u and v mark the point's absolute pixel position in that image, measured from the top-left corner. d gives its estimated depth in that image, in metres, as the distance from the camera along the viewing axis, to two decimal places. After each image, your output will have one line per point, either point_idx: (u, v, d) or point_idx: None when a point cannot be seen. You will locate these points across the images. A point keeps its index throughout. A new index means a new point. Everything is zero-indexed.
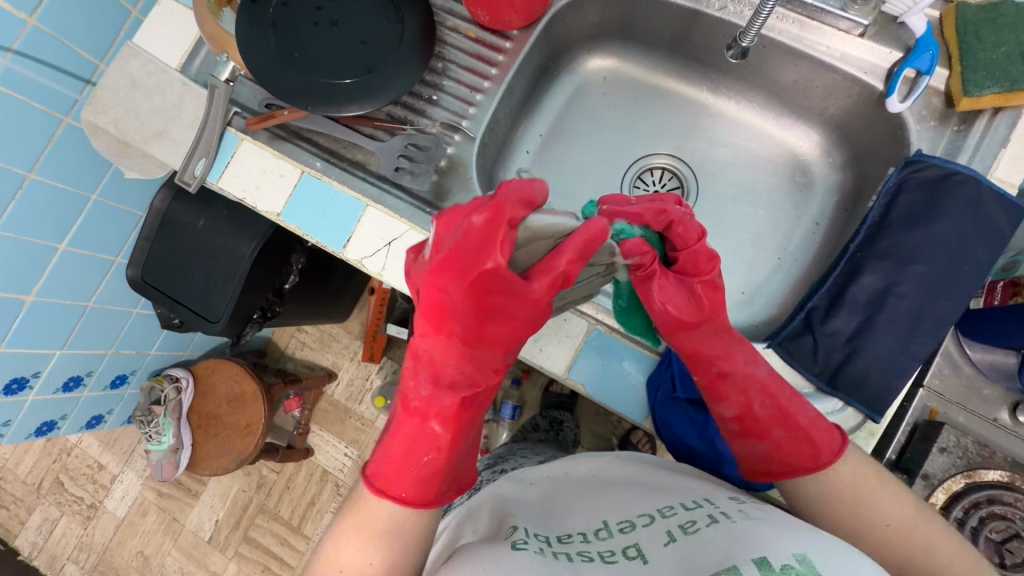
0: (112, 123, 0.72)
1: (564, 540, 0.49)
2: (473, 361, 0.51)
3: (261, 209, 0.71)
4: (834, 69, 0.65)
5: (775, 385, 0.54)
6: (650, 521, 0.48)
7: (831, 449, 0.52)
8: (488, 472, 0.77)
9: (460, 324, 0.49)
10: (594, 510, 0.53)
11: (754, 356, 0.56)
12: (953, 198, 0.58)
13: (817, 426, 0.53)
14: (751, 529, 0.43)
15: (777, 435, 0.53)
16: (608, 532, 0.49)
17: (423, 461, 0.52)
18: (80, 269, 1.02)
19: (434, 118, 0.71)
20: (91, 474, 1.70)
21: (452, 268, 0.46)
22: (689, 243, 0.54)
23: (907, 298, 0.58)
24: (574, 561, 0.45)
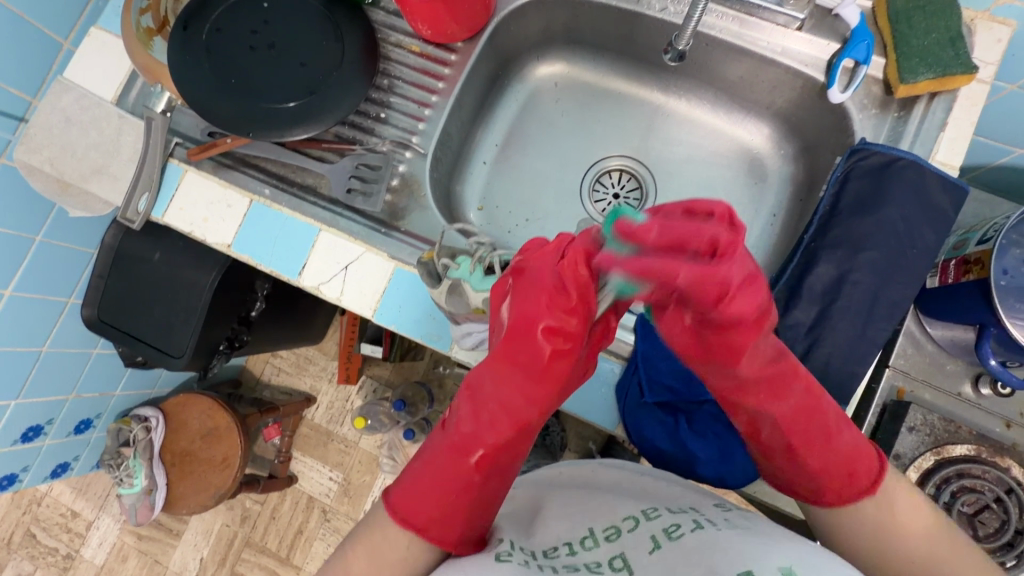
0: (47, 162, 0.69)
1: (551, 555, 0.48)
2: (525, 401, 0.49)
3: (210, 241, 0.69)
4: (776, 64, 0.66)
5: (793, 423, 0.49)
6: (635, 525, 0.48)
7: (842, 496, 0.50)
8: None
9: (525, 356, 0.48)
10: (576, 516, 0.51)
11: (780, 395, 0.48)
12: (897, 182, 0.59)
13: (829, 470, 0.50)
14: (733, 538, 0.43)
15: (780, 461, 0.52)
16: (593, 540, 0.48)
17: (452, 499, 0.50)
18: (31, 313, 0.97)
19: (384, 136, 0.70)
20: (65, 523, 1.64)
21: (537, 298, 0.46)
22: (712, 301, 0.38)
23: (862, 285, 0.58)
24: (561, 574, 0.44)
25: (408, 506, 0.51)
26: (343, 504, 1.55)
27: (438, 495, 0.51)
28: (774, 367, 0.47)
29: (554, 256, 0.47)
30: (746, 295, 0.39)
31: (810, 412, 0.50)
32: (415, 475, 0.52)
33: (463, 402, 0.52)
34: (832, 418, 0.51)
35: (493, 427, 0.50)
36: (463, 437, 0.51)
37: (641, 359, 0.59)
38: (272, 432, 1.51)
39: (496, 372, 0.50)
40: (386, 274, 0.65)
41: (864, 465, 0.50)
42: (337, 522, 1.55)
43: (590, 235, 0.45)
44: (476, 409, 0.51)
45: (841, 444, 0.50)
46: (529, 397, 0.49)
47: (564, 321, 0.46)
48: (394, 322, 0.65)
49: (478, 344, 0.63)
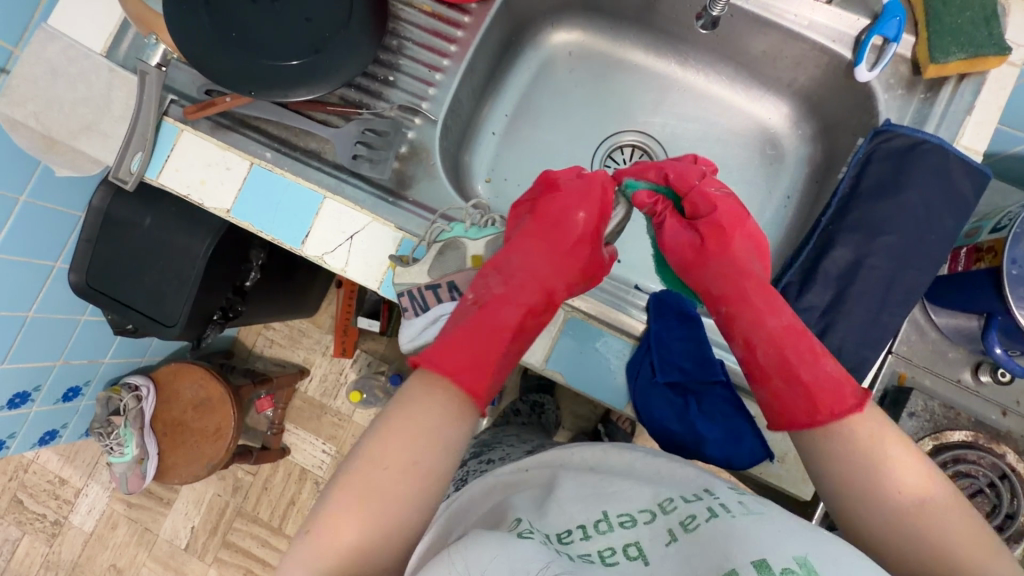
0: (32, 116, 0.65)
1: (564, 538, 0.47)
2: (538, 285, 0.56)
3: (208, 205, 0.66)
4: (802, 38, 0.64)
5: (785, 340, 0.51)
6: (652, 518, 0.47)
7: (834, 411, 0.47)
8: (473, 463, 0.73)
9: (547, 248, 0.58)
10: (589, 498, 0.50)
11: (772, 309, 0.54)
12: (920, 167, 0.58)
13: (813, 387, 0.49)
14: (752, 526, 0.43)
15: (776, 383, 0.51)
16: (608, 524, 0.47)
17: (476, 365, 0.49)
18: (16, 277, 0.94)
19: (392, 101, 0.67)
20: (53, 490, 1.63)
21: (567, 195, 0.60)
22: (691, 184, 0.62)
23: (878, 270, 0.58)
24: (576, 562, 0.44)
25: (434, 370, 0.47)
26: None
27: (465, 361, 0.48)
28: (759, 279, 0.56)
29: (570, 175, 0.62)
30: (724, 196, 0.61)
31: (797, 337, 0.52)
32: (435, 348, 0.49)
33: (478, 287, 0.55)
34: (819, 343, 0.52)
35: (511, 303, 0.54)
36: (485, 312, 0.53)
37: (654, 340, 0.59)
38: (265, 405, 1.48)
39: (513, 259, 0.57)
40: (393, 245, 0.63)
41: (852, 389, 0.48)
42: None
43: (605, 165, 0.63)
44: (492, 289, 0.54)
45: (825, 368, 0.49)
46: (542, 277, 0.56)
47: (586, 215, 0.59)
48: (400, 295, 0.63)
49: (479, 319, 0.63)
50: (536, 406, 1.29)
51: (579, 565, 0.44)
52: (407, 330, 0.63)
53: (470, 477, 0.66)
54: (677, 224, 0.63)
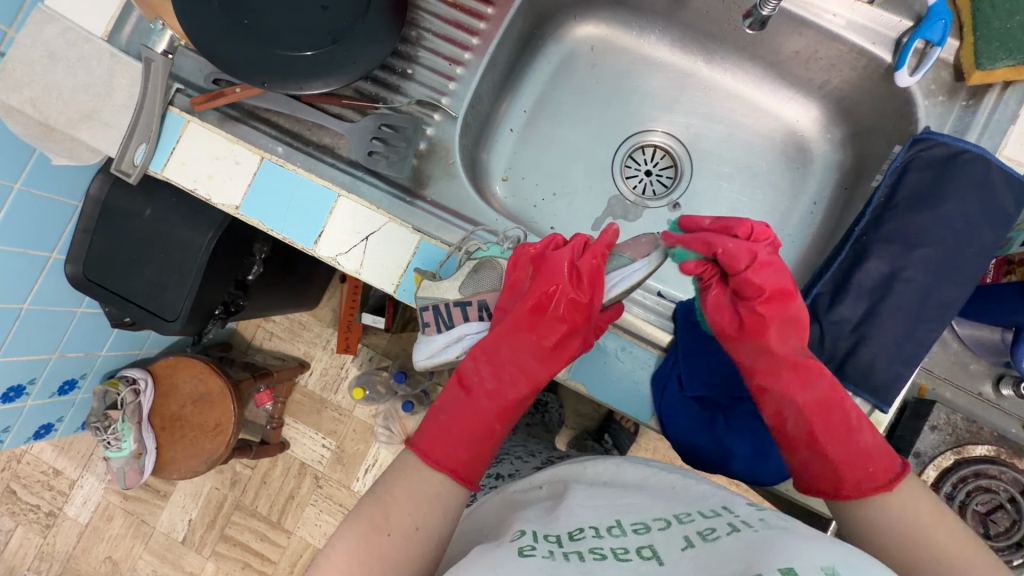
0: (28, 103, 0.62)
1: (575, 537, 0.43)
2: (539, 363, 0.54)
3: (214, 201, 0.62)
4: (839, 39, 0.61)
5: (817, 416, 0.49)
6: (667, 525, 0.43)
7: (858, 486, 0.46)
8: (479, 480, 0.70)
9: (547, 323, 0.54)
10: (602, 507, 0.47)
11: (804, 384, 0.50)
12: (961, 177, 0.56)
13: (827, 469, 0.48)
14: (772, 535, 0.39)
15: (831, 453, 0.48)
16: (621, 531, 0.44)
17: (473, 446, 0.50)
18: (9, 267, 0.90)
19: (411, 95, 0.64)
20: (47, 481, 1.60)
21: (558, 271, 0.54)
22: (735, 267, 0.51)
23: (914, 284, 0.56)
24: (585, 561, 0.40)
25: (432, 447, 0.49)
26: (336, 471, 1.54)
27: (459, 445, 0.49)
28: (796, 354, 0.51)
29: (577, 250, 0.55)
30: (771, 273, 0.51)
31: (830, 408, 0.49)
32: (436, 423, 0.50)
33: (481, 362, 0.54)
34: (853, 414, 0.49)
35: (512, 384, 0.53)
36: (485, 392, 0.53)
37: (682, 351, 0.57)
38: (264, 399, 1.48)
39: (516, 330, 0.54)
40: (411, 247, 0.60)
41: (882, 465, 0.47)
42: (329, 489, 1.54)
43: (608, 237, 0.55)
44: (496, 365, 0.54)
45: (862, 440, 0.48)
46: (542, 356, 0.54)
47: (590, 286, 0.53)
48: None
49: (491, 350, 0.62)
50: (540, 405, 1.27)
51: (588, 566, 0.39)
52: (424, 346, 0.60)
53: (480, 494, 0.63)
54: (719, 291, 0.55)
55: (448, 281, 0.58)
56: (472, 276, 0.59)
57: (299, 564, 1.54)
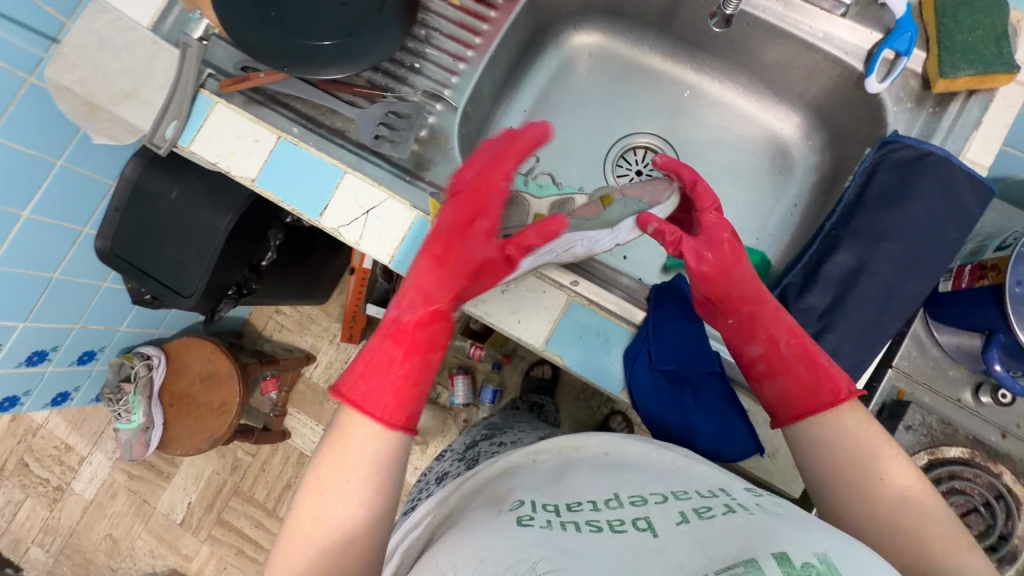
0: (77, 82, 0.70)
1: (574, 509, 0.46)
2: (434, 286, 0.57)
3: (233, 174, 0.69)
4: (815, 49, 0.66)
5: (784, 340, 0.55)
6: (663, 499, 0.45)
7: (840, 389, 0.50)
8: (485, 444, 0.80)
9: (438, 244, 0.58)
10: (603, 482, 0.49)
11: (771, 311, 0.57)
12: (926, 178, 0.59)
13: (818, 382, 0.51)
14: (771, 519, 0.40)
15: (799, 369, 0.53)
16: (618, 503, 0.46)
17: (389, 366, 0.52)
18: (45, 237, 0.98)
19: (417, 87, 0.70)
20: (58, 456, 1.67)
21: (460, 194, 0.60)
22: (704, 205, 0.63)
23: (879, 276, 0.59)
24: (582, 533, 0.42)
25: (350, 385, 0.52)
26: None
27: (381, 368, 0.52)
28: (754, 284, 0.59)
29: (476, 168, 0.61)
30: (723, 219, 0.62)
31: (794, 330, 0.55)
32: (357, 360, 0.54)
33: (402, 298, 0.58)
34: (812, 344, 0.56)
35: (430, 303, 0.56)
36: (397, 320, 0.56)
37: (653, 327, 0.60)
38: (270, 386, 1.55)
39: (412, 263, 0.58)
40: (407, 222, 0.65)
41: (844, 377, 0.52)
42: None
43: (531, 135, 0.60)
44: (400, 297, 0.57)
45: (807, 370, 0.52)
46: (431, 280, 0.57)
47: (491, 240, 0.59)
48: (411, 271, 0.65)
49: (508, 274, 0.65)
50: (536, 406, 1.37)
51: (585, 538, 0.42)
52: None
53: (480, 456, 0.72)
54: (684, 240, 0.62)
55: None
56: (503, 209, 0.64)
57: None
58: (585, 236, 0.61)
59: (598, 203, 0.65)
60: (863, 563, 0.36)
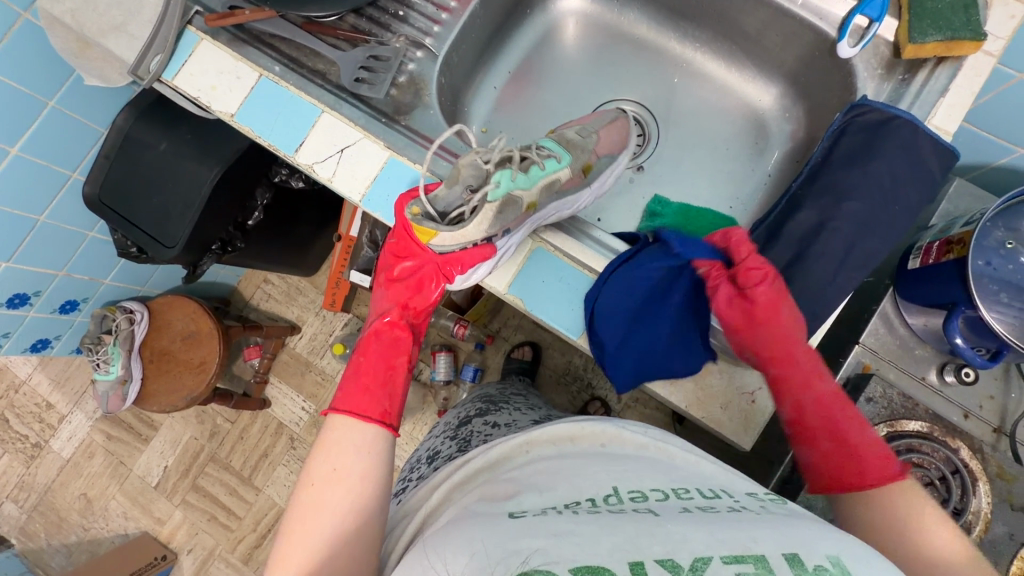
0: (68, 13, 0.73)
1: (571, 505, 0.44)
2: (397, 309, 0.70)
3: (214, 109, 0.70)
4: (791, 15, 0.67)
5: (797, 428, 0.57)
6: (664, 496, 0.44)
7: (878, 474, 0.49)
8: (480, 423, 0.91)
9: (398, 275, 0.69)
10: (597, 471, 0.47)
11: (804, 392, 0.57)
12: (889, 140, 0.60)
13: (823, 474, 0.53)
14: (781, 522, 0.40)
15: (824, 444, 0.53)
16: (619, 497, 0.44)
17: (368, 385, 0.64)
18: (33, 178, 0.99)
19: (399, 33, 0.71)
20: (39, 413, 1.67)
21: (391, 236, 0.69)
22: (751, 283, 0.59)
23: (840, 233, 0.59)
24: (581, 514, 0.42)
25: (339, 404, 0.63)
26: (311, 434, 1.59)
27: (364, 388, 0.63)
28: (808, 351, 0.58)
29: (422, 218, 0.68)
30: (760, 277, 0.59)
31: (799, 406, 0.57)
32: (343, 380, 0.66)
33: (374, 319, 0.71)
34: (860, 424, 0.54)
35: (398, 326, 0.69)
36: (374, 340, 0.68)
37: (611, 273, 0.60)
38: (253, 353, 1.55)
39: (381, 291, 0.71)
40: (380, 162, 0.66)
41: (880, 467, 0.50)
42: (303, 451, 1.58)
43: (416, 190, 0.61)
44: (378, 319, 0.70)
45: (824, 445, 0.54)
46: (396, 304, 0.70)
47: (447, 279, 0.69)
48: (380, 209, 0.66)
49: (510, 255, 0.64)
50: None
51: (583, 518, 0.41)
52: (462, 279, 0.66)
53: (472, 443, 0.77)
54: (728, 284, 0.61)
55: (472, 226, 0.58)
56: (498, 215, 0.59)
57: (262, 523, 1.56)
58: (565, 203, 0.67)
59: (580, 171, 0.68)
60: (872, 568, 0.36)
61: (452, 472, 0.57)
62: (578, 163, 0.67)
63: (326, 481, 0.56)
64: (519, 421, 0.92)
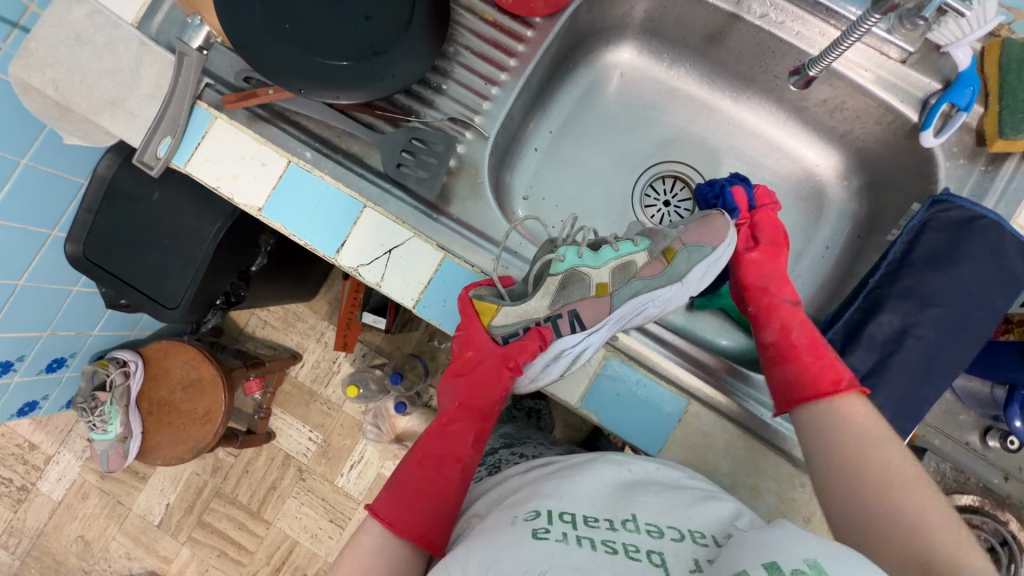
0: (50, 83, 0.61)
1: (590, 523, 0.45)
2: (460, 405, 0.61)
3: (237, 200, 0.62)
4: (868, 93, 0.63)
5: (803, 342, 0.59)
6: (680, 538, 0.43)
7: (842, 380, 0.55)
8: (504, 453, 0.73)
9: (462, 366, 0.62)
10: (618, 500, 0.48)
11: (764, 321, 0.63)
12: (975, 240, 0.58)
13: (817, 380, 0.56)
14: (765, 533, 0.39)
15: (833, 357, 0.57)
16: (635, 527, 0.44)
17: (422, 496, 0.55)
18: (7, 241, 0.88)
19: (443, 111, 0.64)
20: (21, 455, 1.50)
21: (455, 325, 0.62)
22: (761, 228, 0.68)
23: (924, 340, 0.57)
24: (598, 551, 0.41)
25: (386, 507, 0.55)
26: (321, 464, 1.45)
27: (418, 496, 0.55)
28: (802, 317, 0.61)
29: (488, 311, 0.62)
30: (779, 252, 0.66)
31: (813, 336, 0.59)
32: (390, 484, 0.57)
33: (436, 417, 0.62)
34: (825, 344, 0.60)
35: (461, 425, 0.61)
36: (434, 441, 0.60)
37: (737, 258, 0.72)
38: (253, 387, 1.36)
39: (449, 383, 0.64)
40: (434, 264, 0.60)
41: (846, 377, 0.56)
42: (314, 483, 1.45)
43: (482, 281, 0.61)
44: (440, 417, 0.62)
45: (786, 369, 0.58)
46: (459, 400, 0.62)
47: (511, 375, 0.61)
48: (437, 317, 0.61)
49: (564, 368, 0.60)
50: (532, 411, 1.21)
51: (601, 558, 0.41)
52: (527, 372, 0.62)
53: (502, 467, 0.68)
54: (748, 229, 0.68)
55: (535, 298, 0.61)
56: (562, 290, 0.62)
57: (276, 556, 1.45)
58: (656, 296, 0.63)
59: (660, 256, 0.65)
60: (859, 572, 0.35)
61: (484, 486, 0.58)
62: (658, 249, 0.65)
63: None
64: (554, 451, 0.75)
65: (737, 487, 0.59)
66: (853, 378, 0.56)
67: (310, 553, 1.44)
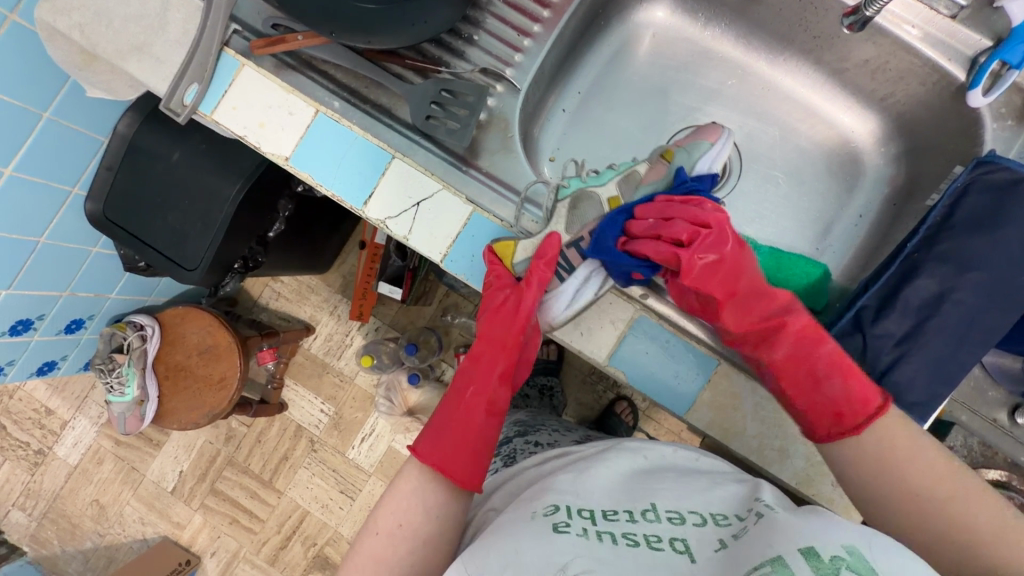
0: (77, 28, 0.60)
1: (609, 517, 0.44)
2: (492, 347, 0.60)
3: (264, 150, 0.61)
4: (914, 52, 0.61)
5: (789, 371, 0.53)
6: (702, 521, 0.41)
7: (857, 422, 0.50)
8: (520, 442, 0.73)
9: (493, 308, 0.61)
10: (638, 490, 0.46)
11: (772, 342, 0.54)
12: (1019, 203, 0.56)
13: (818, 412, 0.52)
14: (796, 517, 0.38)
15: (834, 387, 0.51)
16: (655, 515, 0.43)
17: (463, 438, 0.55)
18: (29, 197, 0.88)
19: (474, 62, 0.64)
20: (39, 419, 1.52)
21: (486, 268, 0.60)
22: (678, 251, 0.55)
23: (963, 304, 0.56)
24: (617, 545, 0.40)
25: (430, 451, 0.54)
26: (332, 436, 1.46)
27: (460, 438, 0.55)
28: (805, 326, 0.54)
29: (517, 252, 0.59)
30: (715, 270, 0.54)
31: (806, 359, 0.53)
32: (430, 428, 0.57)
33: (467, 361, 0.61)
34: (822, 365, 0.52)
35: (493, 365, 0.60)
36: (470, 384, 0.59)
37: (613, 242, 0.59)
38: (267, 357, 1.36)
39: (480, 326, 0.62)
40: (461, 218, 0.59)
41: (860, 408, 0.50)
42: (326, 455, 1.46)
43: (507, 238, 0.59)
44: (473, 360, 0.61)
45: (831, 389, 0.51)
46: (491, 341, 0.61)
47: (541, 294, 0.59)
48: (464, 272, 0.60)
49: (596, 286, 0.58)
50: (545, 390, 1.20)
51: (620, 552, 0.40)
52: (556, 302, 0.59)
53: (518, 456, 0.68)
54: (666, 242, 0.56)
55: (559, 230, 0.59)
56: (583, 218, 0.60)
57: (287, 525, 1.46)
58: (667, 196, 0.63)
59: (660, 159, 0.65)
60: (900, 561, 0.34)
61: (502, 476, 0.59)
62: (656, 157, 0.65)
63: (389, 539, 0.51)
64: (569, 437, 0.75)
65: (763, 450, 0.59)
66: (864, 406, 0.50)
67: (321, 523, 1.45)
